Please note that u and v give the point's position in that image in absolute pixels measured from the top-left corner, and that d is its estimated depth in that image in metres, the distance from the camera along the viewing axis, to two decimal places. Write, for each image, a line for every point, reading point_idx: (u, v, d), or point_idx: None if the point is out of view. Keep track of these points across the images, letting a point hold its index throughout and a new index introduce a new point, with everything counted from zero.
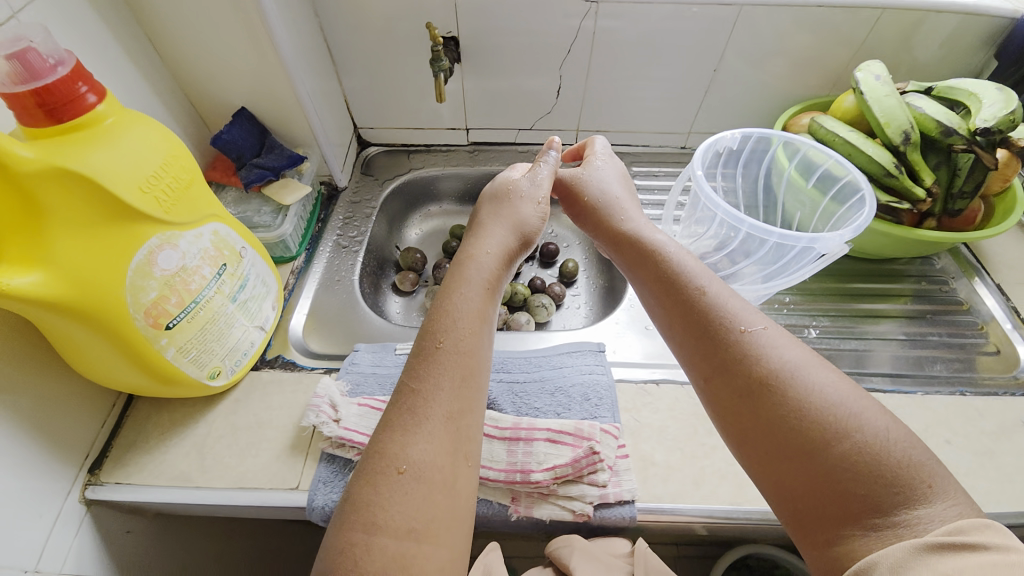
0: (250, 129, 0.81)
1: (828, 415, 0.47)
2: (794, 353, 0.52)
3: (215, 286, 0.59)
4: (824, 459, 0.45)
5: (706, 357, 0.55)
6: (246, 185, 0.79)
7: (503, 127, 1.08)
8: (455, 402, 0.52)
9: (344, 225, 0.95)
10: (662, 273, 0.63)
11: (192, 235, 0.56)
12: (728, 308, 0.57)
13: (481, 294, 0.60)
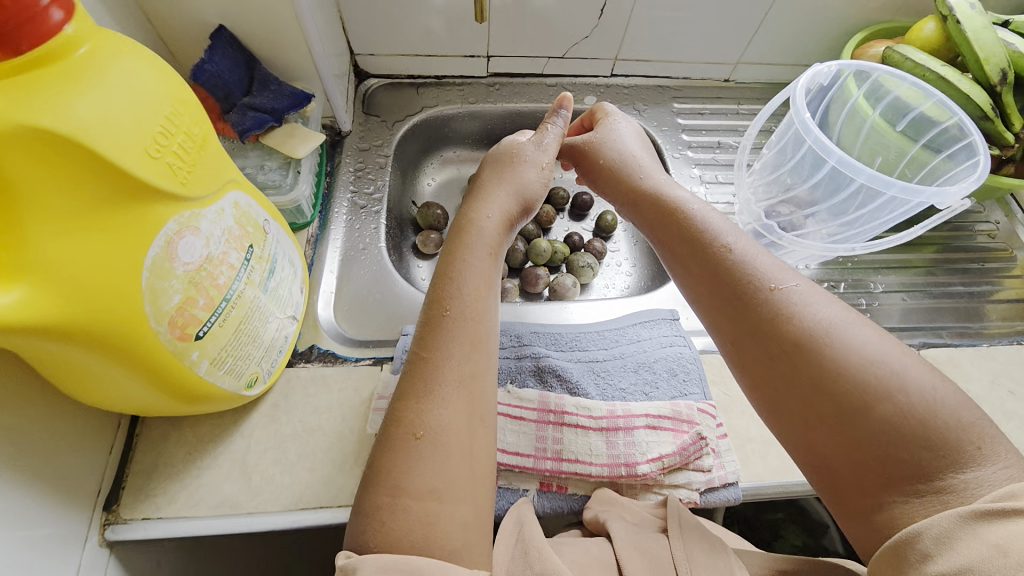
0: (236, 59, 0.62)
1: (869, 374, 0.41)
2: (832, 310, 0.46)
3: (244, 276, 0.46)
4: (872, 423, 0.40)
5: (732, 320, 0.49)
6: (241, 134, 0.62)
7: (529, 55, 0.91)
8: (465, 368, 0.46)
9: (356, 180, 0.80)
10: (683, 229, 0.56)
11: (214, 212, 0.42)
12: (754, 267, 0.50)
13: (485, 256, 0.53)
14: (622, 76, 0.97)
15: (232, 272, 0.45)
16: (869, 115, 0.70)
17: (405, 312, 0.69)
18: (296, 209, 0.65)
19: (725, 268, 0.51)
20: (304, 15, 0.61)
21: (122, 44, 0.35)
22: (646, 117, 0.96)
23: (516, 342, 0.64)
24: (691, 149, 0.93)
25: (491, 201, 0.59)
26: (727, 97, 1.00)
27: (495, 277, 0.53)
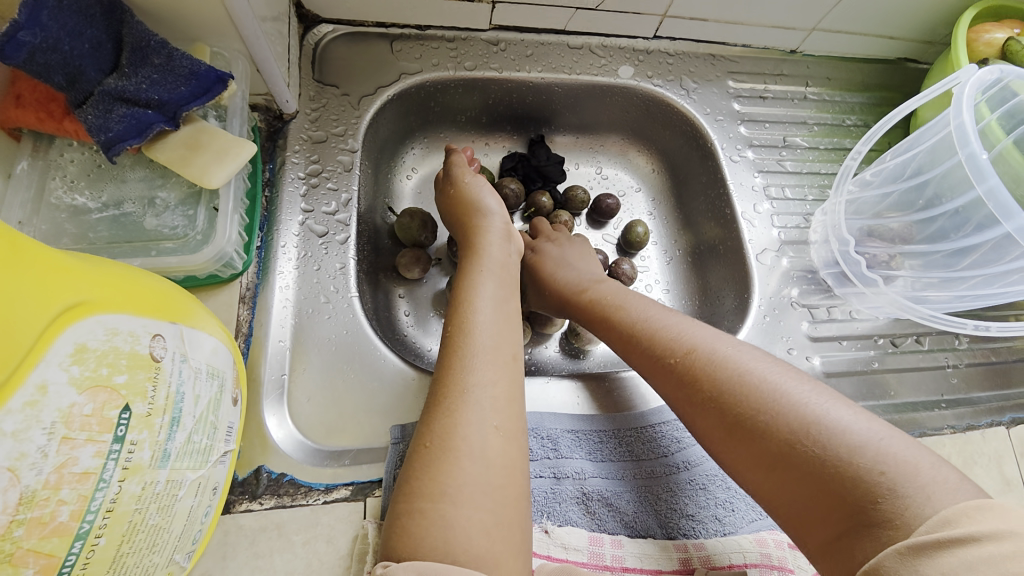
0: (83, 9, 0.36)
1: (778, 405, 0.38)
2: (737, 349, 0.43)
3: (121, 471, 0.26)
4: (799, 456, 0.36)
5: (659, 378, 0.45)
6: (104, 144, 0.37)
7: (549, 5, 0.66)
8: (496, 395, 0.42)
9: (310, 191, 0.55)
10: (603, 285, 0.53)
11: (22, 413, 0.21)
12: (665, 321, 0.47)
13: (500, 269, 0.53)
14: (666, 40, 0.73)
15: (85, 487, 0.24)
16: (1004, 140, 0.55)
17: (391, 401, 0.49)
18: (221, 265, 0.42)
19: (636, 333, 0.49)
20: None
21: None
22: (696, 99, 0.73)
23: (551, 450, 0.50)
24: (753, 148, 0.72)
25: (493, 232, 0.57)
26: (792, 74, 0.77)
27: (515, 299, 0.51)
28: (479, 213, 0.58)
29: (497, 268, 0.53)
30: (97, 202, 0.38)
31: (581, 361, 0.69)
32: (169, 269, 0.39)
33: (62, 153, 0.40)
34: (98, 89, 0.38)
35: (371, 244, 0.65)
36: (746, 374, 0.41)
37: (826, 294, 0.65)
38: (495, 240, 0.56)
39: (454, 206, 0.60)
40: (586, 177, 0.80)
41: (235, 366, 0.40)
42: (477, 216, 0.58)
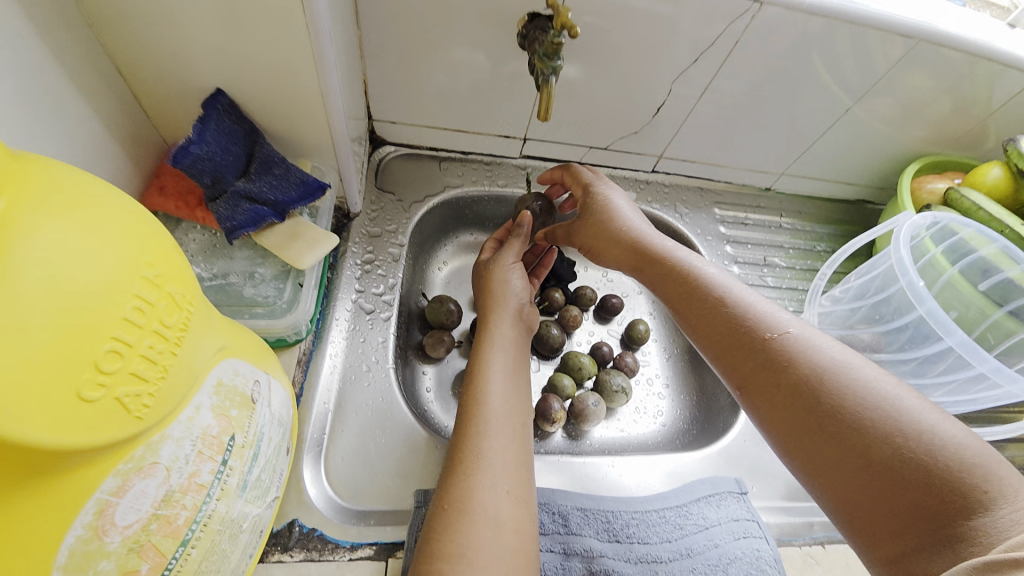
0: (232, 133, 0.48)
1: (875, 404, 0.39)
2: (832, 349, 0.43)
3: (218, 490, 0.31)
4: (878, 458, 0.37)
5: (740, 361, 0.46)
6: (228, 230, 0.47)
7: (569, 143, 0.82)
8: (507, 462, 0.48)
9: (363, 275, 0.65)
10: (681, 282, 0.52)
11: (185, 423, 0.27)
12: (756, 312, 0.48)
13: (510, 344, 0.59)
14: (662, 174, 0.89)
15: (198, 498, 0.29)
16: (948, 270, 0.67)
17: (416, 467, 0.53)
18: (294, 330, 0.50)
19: (721, 308, 0.49)
20: (332, 90, 0.49)
21: (44, 199, 0.20)
22: (688, 222, 0.87)
23: (562, 525, 0.53)
24: (738, 265, 0.85)
25: (508, 305, 0.63)
26: (768, 207, 0.92)
27: (520, 372, 0.57)
28: (500, 289, 0.64)
29: (508, 344, 0.59)
30: (209, 272, 0.47)
31: (579, 442, 0.74)
32: (256, 330, 0.47)
33: (187, 234, 0.49)
34: (229, 189, 0.48)
35: (404, 324, 0.74)
36: (841, 372, 0.41)
37: None
38: (510, 316, 0.62)
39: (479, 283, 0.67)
40: (594, 279, 0.91)
41: (292, 421, 0.46)
42: (498, 287, 0.64)
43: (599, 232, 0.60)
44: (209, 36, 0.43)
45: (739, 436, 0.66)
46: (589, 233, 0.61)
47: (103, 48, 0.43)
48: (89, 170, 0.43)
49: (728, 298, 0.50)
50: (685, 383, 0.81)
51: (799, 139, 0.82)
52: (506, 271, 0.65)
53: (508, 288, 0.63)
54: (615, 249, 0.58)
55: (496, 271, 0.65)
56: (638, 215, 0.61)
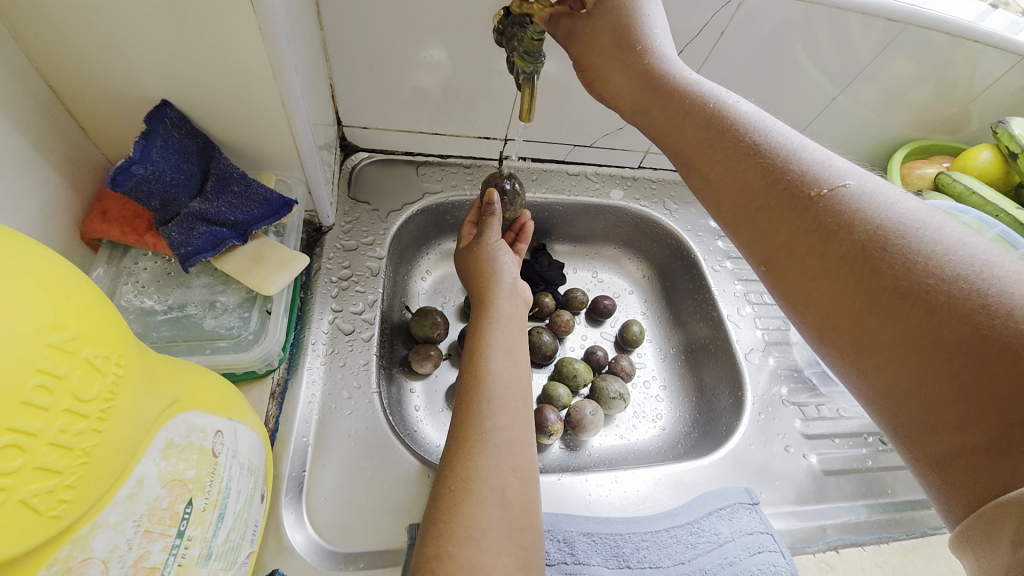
0: (184, 148, 0.43)
1: (954, 274, 0.29)
2: (900, 204, 0.32)
3: (173, 566, 0.27)
4: (948, 343, 0.28)
5: (766, 229, 0.36)
6: (182, 255, 0.43)
7: (552, 142, 0.79)
8: (511, 440, 0.46)
9: (340, 292, 0.61)
10: (702, 129, 0.40)
11: (124, 503, 0.23)
12: (797, 159, 0.36)
13: (512, 318, 0.57)
14: (649, 169, 0.86)
15: None
16: None
17: (407, 501, 0.50)
18: (267, 362, 0.45)
19: (755, 162, 0.37)
20: (294, 97, 0.44)
21: None
22: (678, 218, 0.85)
23: (569, 554, 0.50)
24: (731, 259, 0.82)
25: (502, 285, 0.60)
26: None
27: (523, 347, 0.55)
28: (491, 266, 0.61)
29: (507, 319, 0.56)
30: (163, 304, 0.43)
31: (577, 454, 0.71)
32: (222, 368, 0.42)
33: (137, 262, 0.45)
34: (183, 210, 0.44)
35: (387, 341, 0.69)
36: (910, 232, 0.31)
37: (813, 392, 0.69)
38: (507, 292, 0.59)
39: (470, 256, 0.64)
40: (583, 280, 0.88)
41: (267, 464, 0.42)
42: (491, 270, 0.61)
43: (614, 40, 0.44)
44: (153, 42, 0.38)
45: (744, 442, 0.64)
46: (598, 42, 0.44)
47: (29, 61, 0.38)
48: (23, 200, 0.37)
49: (764, 143, 0.38)
50: (683, 384, 0.78)
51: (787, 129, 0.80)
52: (496, 246, 0.63)
53: (499, 265, 0.61)
54: (620, 73, 0.45)
55: (485, 246, 0.63)
56: (663, 27, 0.46)
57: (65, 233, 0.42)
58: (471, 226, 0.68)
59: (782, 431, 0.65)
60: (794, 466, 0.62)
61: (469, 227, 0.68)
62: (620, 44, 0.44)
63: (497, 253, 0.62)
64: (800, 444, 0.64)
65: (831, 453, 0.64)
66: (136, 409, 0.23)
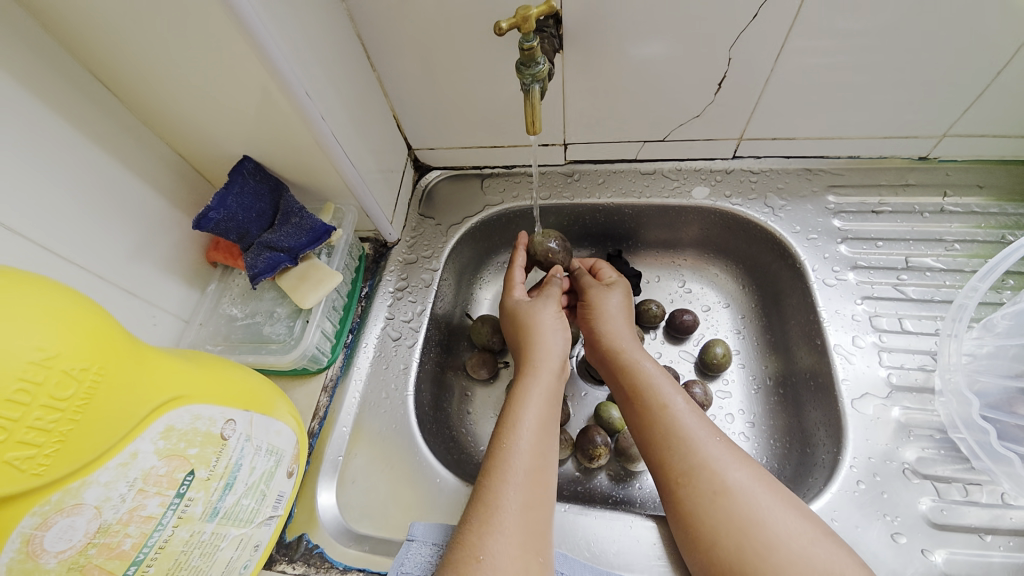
0: (256, 191, 0.56)
1: (787, 559, 0.42)
2: (743, 471, 0.48)
3: (174, 517, 0.38)
4: (757, 530, 0.44)
5: (664, 430, 0.51)
6: (252, 275, 0.56)
7: (617, 141, 0.72)
8: (529, 519, 0.46)
9: (394, 301, 0.69)
10: (641, 383, 0.55)
11: (115, 469, 0.34)
12: (686, 429, 0.51)
13: (547, 395, 0.55)
14: (748, 158, 0.71)
15: (147, 526, 0.36)
16: None
17: (416, 499, 0.55)
18: (306, 360, 0.57)
19: (659, 424, 0.52)
20: (327, 140, 0.54)
21: None
22: (783, 217, 0.68)
23: None
24: (857, 270, 0.63)
25: (550, 355, 0.58)
26: (922, 183, 0.67)
27: (552, 424, 0.54)
28: (541, 333, 0.60)
29: (542, 396, 0.54)
30: (243, 312, 0.58)
31: (627, 486, 0.65)
32: (270, 364, 0.55)
33: (234, 278, 0.61)
34: (254, 241, 0.57)
35: (444, 345, 0.73)
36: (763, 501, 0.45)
37: (964, 466, 0.50)
38: (552, 368, 0.57)
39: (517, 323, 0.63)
40: (668, 291, 0.78)
41: (297, 442, 0.51)
42: (536, 339, 0.60)
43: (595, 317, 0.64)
44: (221, 118, 0.52)
45: (823, 513, 0.49)
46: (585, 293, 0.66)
47: (163, 140, 0.55)
48: (158, 237, 0.55)
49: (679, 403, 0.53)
50: (775, 425, 0.65)
51: (966, 73, 0.57)
52: (549, 317, 0.61)
53: (549, 339, 0.60)
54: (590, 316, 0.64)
55: (535, 315, 0.62)
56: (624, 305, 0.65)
57: (195, 258, 0.59)
58: (521, 272, 0.68)
59: (891, 511, 0.48)
60: (906, 563, 0.46)
61: (518, 289, 0.67)
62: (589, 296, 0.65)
63: (546, 327, 0.61)
64: (917, 533, 0.47)
65: (974, 558, 0.46)
66: (125, 405, 0.34)
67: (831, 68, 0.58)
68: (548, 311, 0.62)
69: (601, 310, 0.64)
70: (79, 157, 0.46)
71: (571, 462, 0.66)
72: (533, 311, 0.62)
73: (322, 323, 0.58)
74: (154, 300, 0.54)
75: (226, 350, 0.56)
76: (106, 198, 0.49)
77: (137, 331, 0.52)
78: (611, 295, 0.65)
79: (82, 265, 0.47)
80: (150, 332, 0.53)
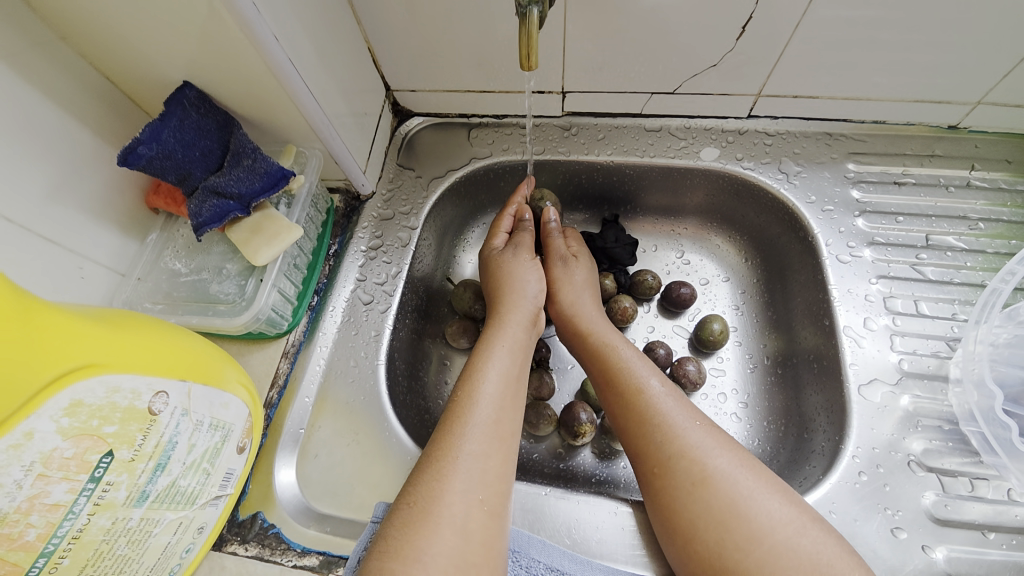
0: (201, 127, 0.47)
1: (772, 555, 0.38)
2: (728, 457, 0.43)
3: (89, 503, 0.33)
4: (741, 523, 0.39)
5: (642, 412, 0.47)
6: (196, 225, 0.48)
7: (622, 92, 0.64)
8: (484, 469, 0.42)
9: (366, 261, 0.62)
10: (619, 361, 0.51)
11: (4, 451, 0.28)
12: (665, 415, 0.46)
13: (516, 347, 0.51)
14: (765, 118, 0.64)
15: (55, 515, 0.31)
16: None
17: (384, 478, 0.51)
18: (261, 323, 0.51)
19: (636, 409, 0.47)
20: (283, 66, 0.45)
21: None
22: (797, 185, 0.62)
23: None
24: (874, 247, 0.58)
25: (523, 307, 0.54)
26: (949, 155, 0.61)
27: (522, 379, 0.49)
28: (514, 286, 0.56)
29: (510, 349, 0.50)
30: (188, 267, 0.51)
31: (611, 463, 0.61)
32: (217, 328, 0.49)
33: (179, 228, 0.53)
34: (199, 184, 0.49)
35: (424, 310, 0.67)
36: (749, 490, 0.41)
37: (972, 459, 0.48)
38: (521, 320, 0.53)
39: (491, 276, 0.59)
40: (665, 262, 0.72)
41: (251, 415, 0.45)
42: (510, 290, 0.55)
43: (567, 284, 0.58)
44: (153, 32, 0.42)
45: (821, 505, 0.46)
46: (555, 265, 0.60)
47: (83, 58, 0.45)
48: (83, 177, 0.46)
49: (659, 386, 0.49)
50: (771, 406, 0.62)
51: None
52: (521, 268, 0.57)
53: (522, 288, 0.55)
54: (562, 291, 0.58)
55: (506, 267, 0.57)
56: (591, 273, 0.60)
57: (131, 203, 0.51)
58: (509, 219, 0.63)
59: (892, 504, 0.46)
60: (905, 559, 0.44)
61: (501, 237, 0.62)
62: (563, 267, 0.59)
63: (520, 280, 0.56)
64: (918, 528, 0.45)
65: (975, 556, 0.44)
66: (11, 375, 0.29)
67: (875, 19, 0.50)
68: (522, 263, 0.57)
69: (574, 284, 0.58)
70: None
71: (553, 438, 0.62)
72: (511, 262, 0.57)
73: (279, 283, 0.52)
74: (81, 250, 0.46)
75: (167, 309, 0.49)
76: (10, 127, 0.40)
77: (59, 286, 0.45)
78: (578, 267, 0.59)
79: None
80: (76, 287, 0.46)
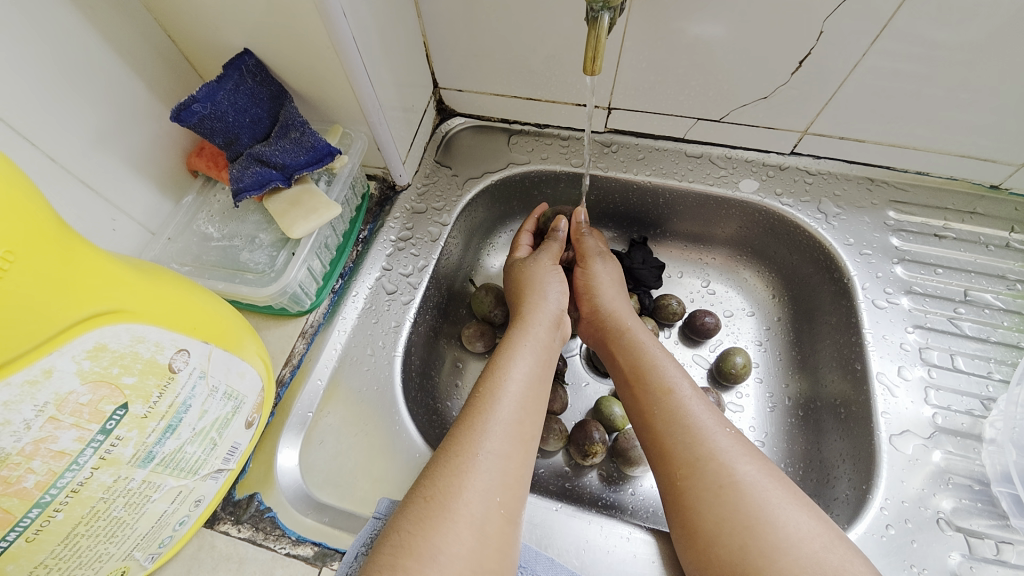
0: (254, 95, 0.48)
1: (796, 567, 0.36)
2: (755, 465, 0.41)
3: (90, 457, 0.31)
4: (767, 532, 0.37)
5: (672, 414, 0.45)
6: (235, 189, 0.48)
7: (668, 116, 0.64)
8: (506, 472, 0.40)
9: (394, 251, 0.61)
10: (648, 363, 0.49)
11: (21, 387, 0.27)
12: (693, 416, 0.44)
13: (544, 351, 0.50)
14: (807, 158, 0.64)
15: (58, 464, 0.30)
16: None
17: (389, 473, 0.49)
18: (285, 298, 0.51)
19: (664, 408, 0.46)
20: (345, 43, 0.45)
21: None
22: (835, 227, 0.62)
23: None
24: (911, 295, 0.57)
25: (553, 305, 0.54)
26: (989, 214, 0.61)
27: (548, 385, 0.48)
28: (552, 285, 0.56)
29: (541, 354, 0.49)
30: (220, 232, 0.50)
31: (618, 488, 0.59)
32: (242, 296, 0.48)
33: (215, 194, 0.53)
34: (244, 150, 0.49)
35: (444, 309, 0.66)
36: (777, 503, 0.39)
37: (1000, 523, 0.46)
38: (553, 326, 0.52)
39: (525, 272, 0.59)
40: (689, 290, 0.72)
41: (266, 387, 0.44)
42: (547, 289, 0.56)
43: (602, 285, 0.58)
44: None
45: None
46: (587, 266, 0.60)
47: (150, 13, 0.45)
48: (131, 129, 0.46)
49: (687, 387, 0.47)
50: (791, 449, 0.59)
51: None
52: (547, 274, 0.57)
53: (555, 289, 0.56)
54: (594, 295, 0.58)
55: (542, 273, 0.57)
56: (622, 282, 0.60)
57: (172, 163, 0.51)
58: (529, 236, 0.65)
59: (919, 562, 0.44)
60: None
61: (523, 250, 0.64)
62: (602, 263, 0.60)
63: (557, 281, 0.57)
64: None
65: None
66: (39, 309, 0.27)
67: (931, 67, 0.50)
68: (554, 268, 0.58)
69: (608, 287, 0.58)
70: (41, 10, 0.37)
71: (561, 455, 0.60)
72: (536, 267, 0.58)
73: (309, 260, 0.52)
74: (117, 201, 0.46)
75: (194, 272, 0.48)
76: (67, 67, 0.40)
77: (91, 234, 0.44)
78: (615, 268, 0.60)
79: (27, 136, 0.38)
80: (106, 238, 0.45)
